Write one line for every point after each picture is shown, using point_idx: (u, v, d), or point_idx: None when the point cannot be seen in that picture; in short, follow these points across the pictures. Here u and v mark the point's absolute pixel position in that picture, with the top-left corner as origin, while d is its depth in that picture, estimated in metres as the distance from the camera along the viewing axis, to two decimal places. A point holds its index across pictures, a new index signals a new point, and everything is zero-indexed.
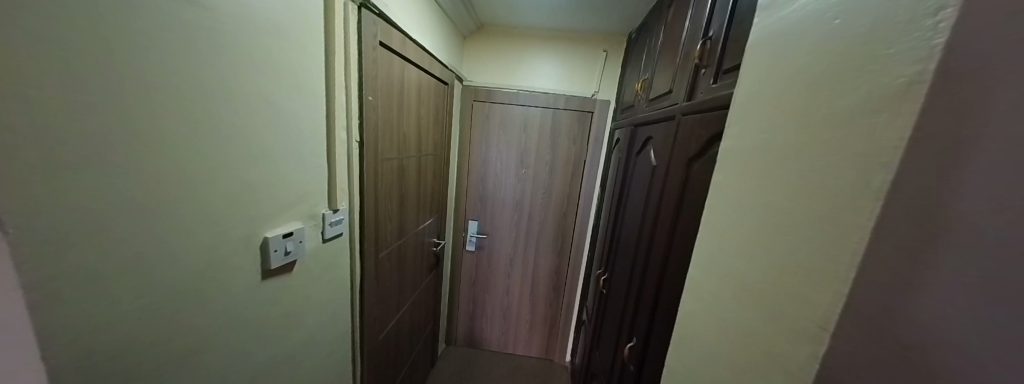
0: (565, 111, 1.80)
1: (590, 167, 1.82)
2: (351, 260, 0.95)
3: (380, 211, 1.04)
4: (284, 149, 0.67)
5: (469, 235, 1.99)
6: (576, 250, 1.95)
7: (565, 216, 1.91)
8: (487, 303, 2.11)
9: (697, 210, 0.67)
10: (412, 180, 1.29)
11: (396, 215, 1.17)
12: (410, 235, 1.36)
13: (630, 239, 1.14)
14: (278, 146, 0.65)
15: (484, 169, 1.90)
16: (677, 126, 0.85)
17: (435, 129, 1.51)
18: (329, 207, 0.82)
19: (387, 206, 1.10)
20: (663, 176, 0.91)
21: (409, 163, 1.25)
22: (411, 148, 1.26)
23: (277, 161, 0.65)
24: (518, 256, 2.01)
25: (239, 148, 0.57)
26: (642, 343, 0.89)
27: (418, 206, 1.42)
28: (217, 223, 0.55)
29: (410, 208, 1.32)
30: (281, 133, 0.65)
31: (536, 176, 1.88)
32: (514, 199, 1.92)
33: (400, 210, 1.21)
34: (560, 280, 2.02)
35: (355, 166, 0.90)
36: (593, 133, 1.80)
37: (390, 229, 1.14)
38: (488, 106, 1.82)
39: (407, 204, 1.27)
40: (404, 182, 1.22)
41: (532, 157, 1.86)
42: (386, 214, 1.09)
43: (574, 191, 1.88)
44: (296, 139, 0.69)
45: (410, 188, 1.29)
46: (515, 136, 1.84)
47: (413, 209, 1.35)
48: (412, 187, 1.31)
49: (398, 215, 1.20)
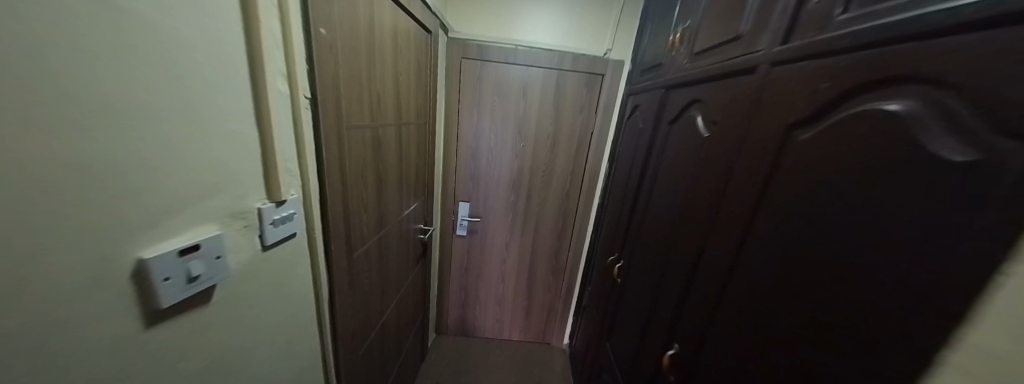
0: (572, 73, 1.51)
1: (598, 140, 1.60)
2: (313, 270, 0.68)
3: (349, 197, 0.77)
4: (185, 101, 0.38)
5: (460, 219, 1.75)
6: (578, 233, 1.78)
7: (567, 195, 1.72)
8: (481, 291, 1.93)
9: (802, 201, 0.49)
10: (390, 157, 1.01)
11: (372, 202, 0.90)
12: (391, 224, 1.09)
13: (662, 223, 0.96)
14: (167, 93, 0.36)
15: (477, 142, 1.62)
16: (758, 82, 0.64)
17: (418, 92, 1.20)
18: (269, 199, 0.54)
19: (361, 191, 0.82)
20: (726, 148, 0.71)
21: (387, 135, 0.96)
22: (389, 115, 0.96)
23: (171, 120, 0.37)
24: (516, 240, 1.81)
25: (73, 88, 0.28)
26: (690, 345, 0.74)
27: (400, 189, 1.14)
28: (37, 241, 0.28)
29: (390, 192, 1.04)
30: (171, 71, 0.37)
31: (537, 150, 1.63)
32: (512, 177, 1.67)
33: (379, 195, 0.94)
34: (561, 264, 1.87)
35: (307, 136, 0.61)
36: (603, 100, 1.55)
37: (367, 220, 0.88)
38: (479, 65, 1.50)
39: (386, 185, 1.00)
40: (381, 160, 0.93)
41: (533, 129, 1.59)
42: (360, 200, 0.82)
43: (578, 167, 1.66)
44: (203, 83, 0.40)
45: (389, 166, 1.01)
46: (512, 103, 1.56)
47: (392, 192, 1.07)
48: (391, 165, 1.02)
49: (376, 201, 0.93)
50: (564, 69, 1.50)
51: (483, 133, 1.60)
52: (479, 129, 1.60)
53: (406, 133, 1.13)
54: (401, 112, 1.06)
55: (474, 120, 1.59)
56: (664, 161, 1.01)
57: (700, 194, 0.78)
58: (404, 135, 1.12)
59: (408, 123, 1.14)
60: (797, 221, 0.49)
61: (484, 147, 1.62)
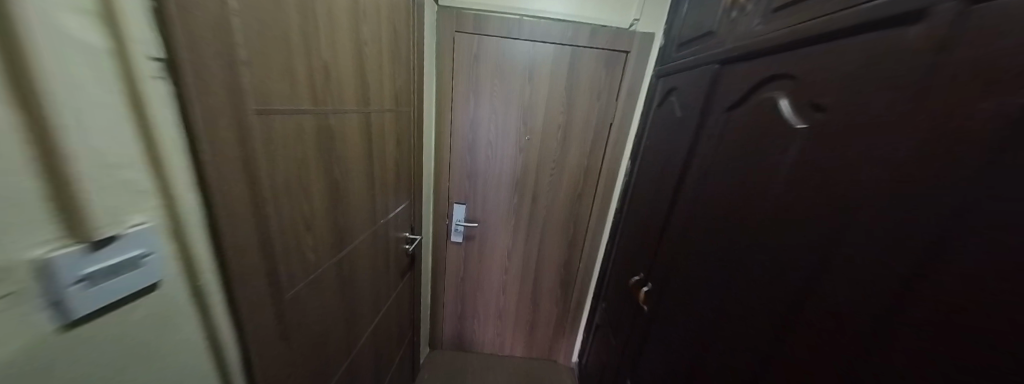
0: (589, 50, 1.23)
1: (618, 132, 1.32)
2: (209, 329, 0.45)
3: (272, 219, 0.52)
4: None
5: (454, 223, 1.51)
6: (593, 241, 1.53)
7: (580, 198, 1.45)
8: (479, 303, 1.70)
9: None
10: (352, 154, 0.75)
11: (320, 217, 0.65)
12: (359, 239, 0.85)
13: (703, 234, 0.76)
14: None
15: (473, 133, 1.36)
16: (933, 36, 0.36)
17: (396, 70, 0.94)
18: (77, 239, 0.30)
19: (296, 206, 0.58)
20: (846, 149, 0.44)
21: (345, 125, 0.71)
22: (348, 98, 0.70)
23: None
24: (519, 248, 1.57)
25: None
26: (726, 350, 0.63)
27: (371, 194, 0.90)
28: None
29: (354, 201, 0.79)
30: None
31: (545, 142, 1.36)
32: (515, 175, 1.42)
33: (333, 207, 0.70)
34: (571, 276, 1.62)
35: (160, 125, 0.36)
36: (627, 84, 1.26)
37: (311, 243, 0.63)
38: (477, 40, 1.23)
39: (346, 192, 0.75)
40: (334, 160, 0.68)
41: (541, 118, 1.32)
42: (295, 218, 0.57)
43: (594, 165, 1.39)
44: None
45: (352, 167, 0.76)
46: (516, 87, 1.29)
47: (359, 200, 0.82)
48: (354, 165, 0.77)
49: (328, 216, 0.68)
50: (580, 45, 1.22)
51: (481, 123, 1.34)
52: (476, 118, 1.34)
53: (379, 123, 0.87)
54: (369, 95, 0.80)
55: (470, 107, 1.32)
56: (721, 163, 0.74)
57: (789, 212, 0.52)
58: (377, 126, 0.86)
59: (382, 111, 0.88)
60: (880, 199, 0.38)
61: (482, 140, 1.37)
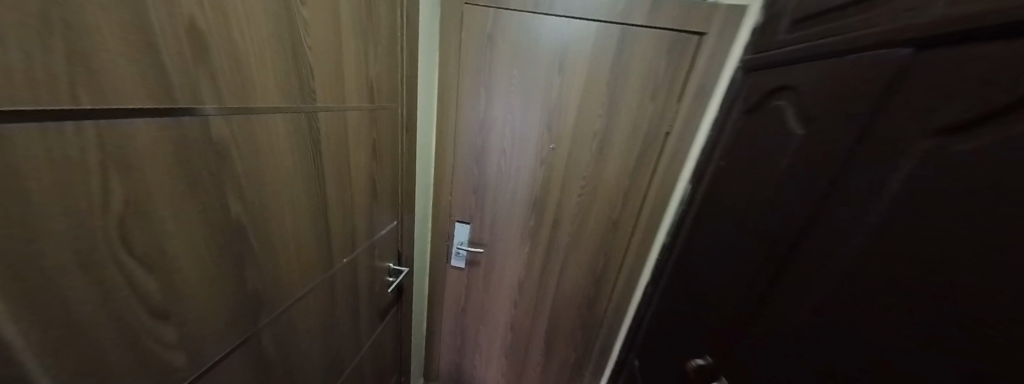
0: (647, 31, 0.87)
1: (677, 144, 0.96)
2: None
3: (7, 340, 0.24)
4: None
5: (455, 247, 1.21)
6: (628, 281, 1.18)
7: (616, 226, 1.12)
8: (481, 338, 1.42)
9: None
10: (276, 178, 0.47)
11: (192, 291, 0.38)
12: (300, 297, 0.58)
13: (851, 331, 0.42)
14: None
15: (482, 138, 1.06)
16: None
17: (370, 48, 0.65)
18: None
19: (107, 289, 0.30)
20: None
21: (252, 133, 0.42)
22: (257, 90, 0.42)
23: None
24: (533, 281, 1.26)
25: None
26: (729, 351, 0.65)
27: (327, 228, 0.62)
28: None
29: (285, 246, 0.52)
30: None
31: (576, 153, 1.03)
32: (533, 192, 1.11)
33: (228, 267, 0.43)
34: (595, 319, 1.30)
35: None
36: (697, 79, 0.89)
37: (167, 339, 0.36)
38: (492, 15, 0.91)
39: (263, 237, 0.47)
40: (229, 193, 0.40)
41: (572, 121, 0.99)
42: (107, 311, 0.30)
43: (639, 185, 1.04)
44: None
45: (276, 197, 0.48)
46: (541, 80, 0.97)
47: (296, 242, 0.54)
48: (283, 194, 0.49)
49: (214, 284, 0.41)
50: (636, 23, 0.87)
51: (492, 123, 1.04)
52: (486, 118, 1.03)
53: (335, 126, 0.59)
54: (311, 85, 0.51)
55: (480, 104, 1.02)
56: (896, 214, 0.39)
57: None
58: (331, 132, 0.58)
59: (341, 109, 0.60)
60: None
61: (491, 146, 1.06)
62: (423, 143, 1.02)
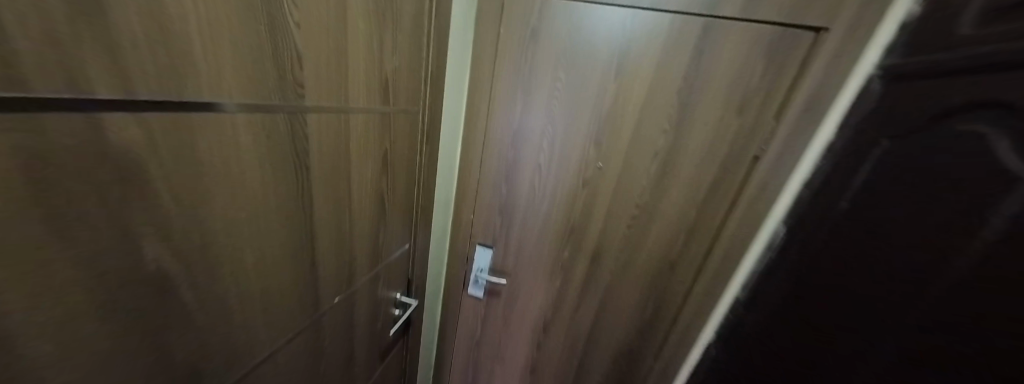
0: (741, 26, 0.67)
1: (770, 174, 0.73)
2: None
3: None
4: None
5: (473, 273, 1.04)
6: (683, 338, 0.95)
7: (674, 268, 0.90)
8: (494, 378, 1.23)
9: None
10: (233, 203, 0.33)
11: None
12: (265, 357, 0.43)
13: None
14: None
15: (515, 150, 0.89)
16: None
17: (388, 34, 0.51)
18: None
19: None
20: None
21: (193, 141, 0.28)
22: (204, 76, 0.28)
23: None
24: (562, 322, 1.06)
25: None
26: (777, 365, 0.60)
27: (313, 263, 0.48)
28: None
29: (243, 293, 0.37)
30: None
31: (629, 176, 0.83)
32: (570, 218, 0.92)
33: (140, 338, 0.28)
34: (634, 376, 1.07)
35: None
36: (809, 91, 0.67)
37: None
38: (539, 4, 0.75)
39: (209, 286, 0.33)
40: (144, 231, 0.26)
41: (629, 136, 0.80)
42: None
43: (709, 222, 0.82)
44: None
45: (232, 229, 0.34)
46: (593, 85, 0.79)
47: (262, 286, 0.40)
48: (242, 224, 0.35)
49: (111, 365, 0.27)
50: (727, 16, 0.67)
51: (527, 134, 0.87)
52: (521, 127, 0.87)
53: (333, 132, 0.45)
54: (298, 75, 0.37)
55: (514, 111, 0.86)
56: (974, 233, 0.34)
57: None
58: (325, 139, 0.43)
59: (342, 110, 0.45)
60: None
61: (524, 161, 0.90)
62: (445, 152, 0.87)
